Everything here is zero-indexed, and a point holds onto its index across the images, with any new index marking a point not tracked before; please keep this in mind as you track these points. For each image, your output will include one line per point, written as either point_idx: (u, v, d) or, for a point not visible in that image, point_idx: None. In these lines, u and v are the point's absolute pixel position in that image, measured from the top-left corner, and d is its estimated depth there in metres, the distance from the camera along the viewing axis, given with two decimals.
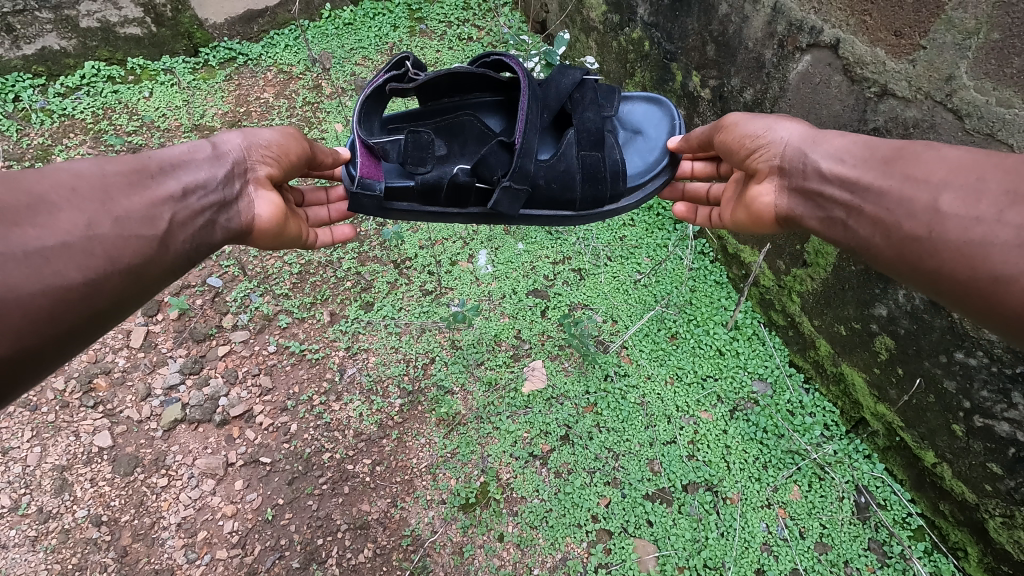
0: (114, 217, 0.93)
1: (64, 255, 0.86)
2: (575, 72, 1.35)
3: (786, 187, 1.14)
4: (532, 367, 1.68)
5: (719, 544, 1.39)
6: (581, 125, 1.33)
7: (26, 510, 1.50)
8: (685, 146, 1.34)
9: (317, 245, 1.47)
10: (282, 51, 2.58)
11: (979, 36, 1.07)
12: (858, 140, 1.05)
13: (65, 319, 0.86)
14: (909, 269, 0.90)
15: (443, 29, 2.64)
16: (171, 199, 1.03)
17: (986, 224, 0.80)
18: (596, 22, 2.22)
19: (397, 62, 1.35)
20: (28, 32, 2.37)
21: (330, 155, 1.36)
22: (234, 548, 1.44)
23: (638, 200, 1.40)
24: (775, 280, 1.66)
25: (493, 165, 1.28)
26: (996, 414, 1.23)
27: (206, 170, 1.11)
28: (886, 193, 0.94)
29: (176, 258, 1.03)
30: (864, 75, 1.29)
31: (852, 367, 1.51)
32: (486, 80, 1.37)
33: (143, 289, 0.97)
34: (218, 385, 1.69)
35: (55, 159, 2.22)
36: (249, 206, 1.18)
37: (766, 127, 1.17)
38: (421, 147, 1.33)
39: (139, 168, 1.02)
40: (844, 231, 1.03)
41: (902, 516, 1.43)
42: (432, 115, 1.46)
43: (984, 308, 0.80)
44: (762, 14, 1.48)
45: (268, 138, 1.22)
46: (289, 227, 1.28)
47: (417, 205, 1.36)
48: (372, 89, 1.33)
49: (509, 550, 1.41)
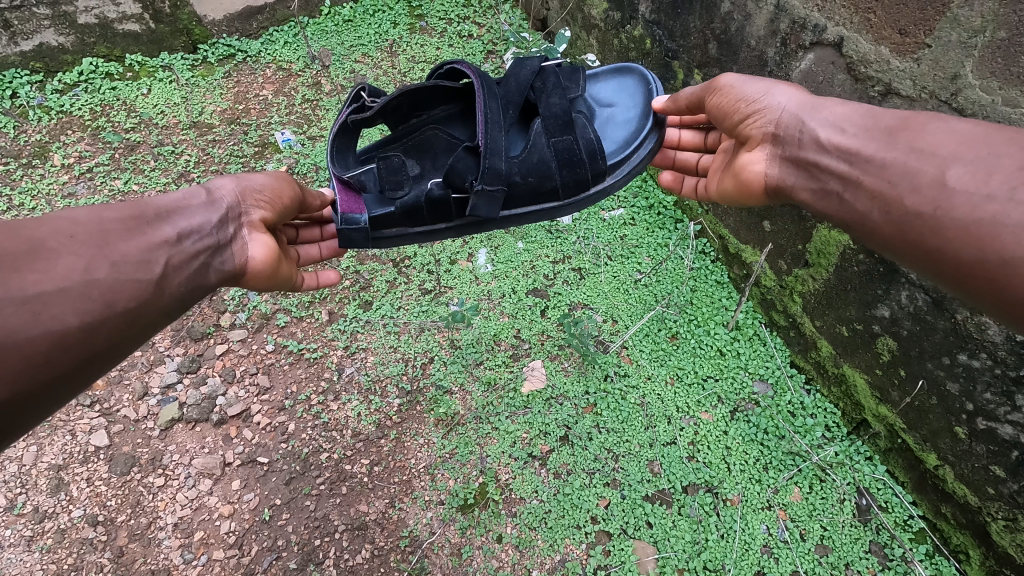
0: (111, 262, 0.91)
1: (61, 299, 0.84)
2: (533, 63, 1.36)
3: (779, 156, 1.13)
4: (532, 367, 1.67)
5: (719, 546, 1.38)
6: (548, 112, 1.32)
7: (22, 511, 1.49)
8: (673, 107, 1.32)
9: (304, 288, 1.44)
10: (281, 48, 2.57)
11: (985, 34, 1.06)
12: (858, 109, 1.04)
13: (60, 363, 0.84)
14: (909, 248, 0.89)
15: (443, 26, 2.63)
16: (166, 243, 1.00)
17: (997, 202, 0.78)
18: (596, 20, 2.20)
19: (354, 96, 1.37)
20: (25, 28, 2.36)
21: (318, 198, 1.36)
22: (232, 549, 1.44)
23: (624, 176, 1.36)
24: (776, 281, 1.65)
25: (462, 172, 1.26)
26: (1000, 416, 1.22)
27: (201, 216, 1.09)
28: (888, 164, 0.93)
29: (173, 301, 1.00)
30: (867, 73, 1.27)
31: (854, 369, 1.50)
32: (442, 90, 1.37)
33: (140, 330, 0.95)
34: (216, 384, 1.68)
35: (53, 156, 2.21)
36: (242, 249, 1.15)
37: (763, 91, 1.16)
38: (393, 170, 1.33)
39: (135, 215, 1.00)
40: (838, 204, 1.02)
41: (903, 518, 1.42)
42: (400, 138, 1.45)
43: (988, 291, 0.79)
44: (765, 12, 1.47)
45: (262, 183, 1.21)
46: (282, 268, 1.25)
47: (404, 229, 1.34)
48: (338, 127, 1.33)
49: (508, 552, 1.40)
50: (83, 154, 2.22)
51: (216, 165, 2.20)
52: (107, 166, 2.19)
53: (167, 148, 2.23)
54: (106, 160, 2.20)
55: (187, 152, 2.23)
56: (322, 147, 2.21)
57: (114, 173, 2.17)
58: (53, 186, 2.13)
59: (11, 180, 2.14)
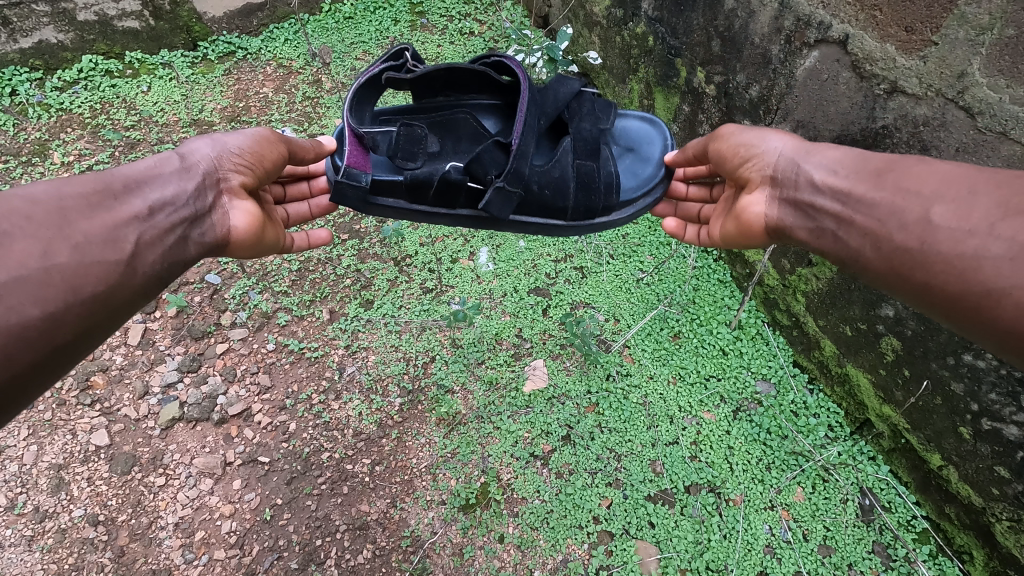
0: (73, 244, 0.89)
1: (20, 289, 0.82)
2: (574, 84, 1.34)
3: (778, 197, 1.11)
4: (533, 366, 1.67)
5: (722, 546, 1.37)
6: (579, 134, 1.32)
7: (22, 510, 1.49)
8: (681, 158, 1.35)
9: (294, 248, 1.46)
10: (281, 45, 2.56)
11: (993, 31, 1.04)
12: (851, 152, 1.03)
13: (25, 355, 0.82)
14: (899, 282, 0.89)
15: (444, 24, 2.62)
16: (135, 219, 0.99)
17: (979, 236, 0.79)
18: (599, 17, 2.19)
19: (396, 53, 1.34)
20: (25, 25, 2.35)
21: (312, 150, 1.34)
22: (233, 549, 1.43)
23: (630, 215, 1.37)
24: (779, 280, 1.64)
25: (486, 164, 1.25)
26: (1005, 417, 1.21)
27: (174, 185, 1.09)
28: (878, 204, 0.92)
29: (146, 280, 0.99)
30: (873, 71, 1.26)
31: (857, 368, 1.50)
32: (485, 78, 1.34)
33: (110, 315, 0.93)
34: (216, 384, 1.68)
35: (52, 154, 2.20)
36: (224, 218, 1.17)
37: (759, 137, 1.15)
38: (412, 141, 1.31)
39: (101, 189, 0.98)
40: (833, 242, 1.00)
41: (907, 518, 1.41)
42: (427, 111, 1.43)
43: (977, 321, 0.79)
44: (769, 9, 1.45)
45: (239, 145, 1.20)
46: (266, 234, 1.28)
47: (403, 202, 1.34)
48: (366, 78, 1.30)
49: (510, 552, 1.39)
50: (83, 152, 2.21)
51: None
52: (107, 164, 2.18)
53: (168, 145, 2.22)
54: (106, 158, 2.19)
55: None
56: None
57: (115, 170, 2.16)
58: None
59: (11, 178, 2.14)
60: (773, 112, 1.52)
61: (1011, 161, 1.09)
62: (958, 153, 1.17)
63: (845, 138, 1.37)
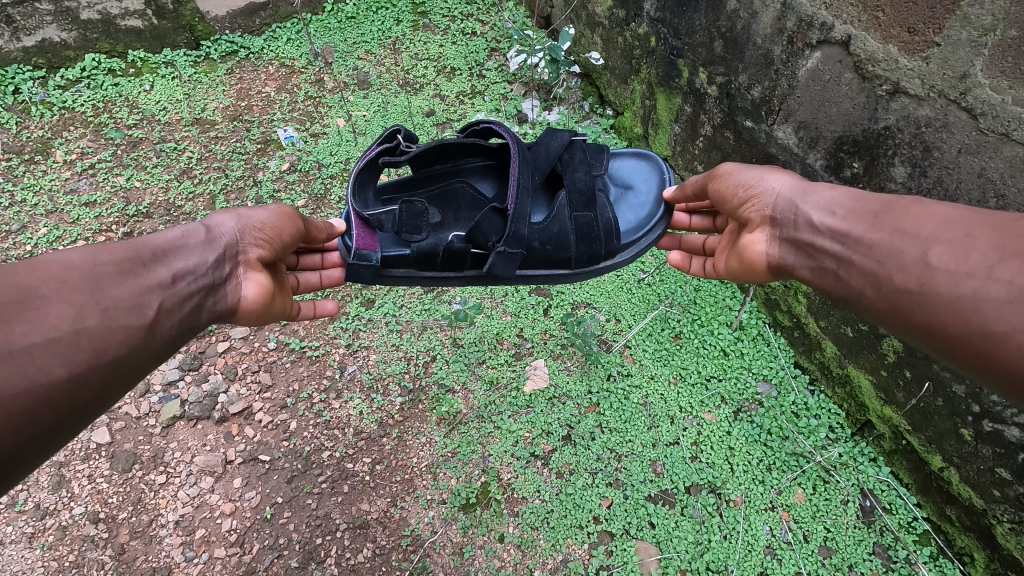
0: (102, 309, 0.88)
1: (48, 350, 0.81)
2: (564, 135, 1.35)
3: (778, 237, 1.12)
4: (534, 366, 1.67)
5: (722, 547, 1.37)
6: (574, 185, 1.32)
7: (23, 507, 1.49)
8: (680, 196, 1.34)
9: (300, 316, 1.43)
10: (284, 45, 2.57)
11: (995, 32, 1.04)
12: (848, 192, 1.03)
13: (46, 417, 0.81)
14: (902, 323, 0.87)
15: (447, 24, 2.63)
16: (160, 286, 0.98)
17: (976, 279, 0.78)
18: (601, 17, 2.19)
19: (389, 134, 1.34)
20: (28, 24, 2.36)
21: (324, 230, 1.35)
22: (233, 547, 1.43)
23: (634, 254, 1.39)
24: (780, 281, 1.64)
25: (486, 231, 1.25)
26: (1006, 419, 1.21)
27: (198, 255, 1.07)
28: (876, 245, 0.92)
29: (164, 345, 0.97)
30: (875, 72, 1.26)
31: (858, 369, 1.49)
32: (476, 147, 1.36)
33: (129, 377, 0.91)
34: (218, 381, 1.68)
35: (55, 152, 2.21)
36: (236, 289, 1.14)
37: (757, 177, 1.17)
38: (415, 215, 1.32)
39: (133, 256, 0.97)
40: (835, 281, 1.00)
41: (908, 520, 1.40)
42: (424, 182, 1.43)
43: (981, 365, 0.77)
44: (771, 10, 1.45)
45: (262, 220, 1.19)
46: (274, 304, 1.25)
47: (414, 271, 1.34)
48: (364, 164, 1.30)
49: (510, 551, 1.39)
50: (84, 151, 2.21)
51: (218, 162, 2.18)
52: (109, 162, 2.18)
53: (170, 145, 2.23)
54: (107, 157, 2.19)
55: (189, 148, 2.23)
56: (324, 144, 2.20)
57: (116, 169, 2.16)
58: (55, 182, 2.13)
59: (12, 176, 2.14)
60: (774, 112, 1.52)
61: (1014, 163, 1.09)
62: (960, 154, 1.17)
63: (847, 139, 1.36)
